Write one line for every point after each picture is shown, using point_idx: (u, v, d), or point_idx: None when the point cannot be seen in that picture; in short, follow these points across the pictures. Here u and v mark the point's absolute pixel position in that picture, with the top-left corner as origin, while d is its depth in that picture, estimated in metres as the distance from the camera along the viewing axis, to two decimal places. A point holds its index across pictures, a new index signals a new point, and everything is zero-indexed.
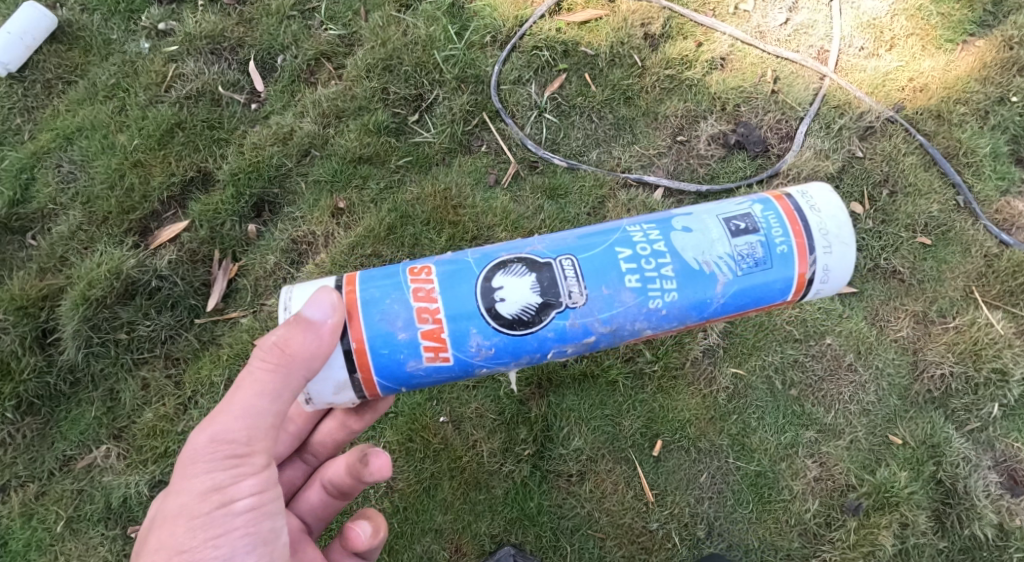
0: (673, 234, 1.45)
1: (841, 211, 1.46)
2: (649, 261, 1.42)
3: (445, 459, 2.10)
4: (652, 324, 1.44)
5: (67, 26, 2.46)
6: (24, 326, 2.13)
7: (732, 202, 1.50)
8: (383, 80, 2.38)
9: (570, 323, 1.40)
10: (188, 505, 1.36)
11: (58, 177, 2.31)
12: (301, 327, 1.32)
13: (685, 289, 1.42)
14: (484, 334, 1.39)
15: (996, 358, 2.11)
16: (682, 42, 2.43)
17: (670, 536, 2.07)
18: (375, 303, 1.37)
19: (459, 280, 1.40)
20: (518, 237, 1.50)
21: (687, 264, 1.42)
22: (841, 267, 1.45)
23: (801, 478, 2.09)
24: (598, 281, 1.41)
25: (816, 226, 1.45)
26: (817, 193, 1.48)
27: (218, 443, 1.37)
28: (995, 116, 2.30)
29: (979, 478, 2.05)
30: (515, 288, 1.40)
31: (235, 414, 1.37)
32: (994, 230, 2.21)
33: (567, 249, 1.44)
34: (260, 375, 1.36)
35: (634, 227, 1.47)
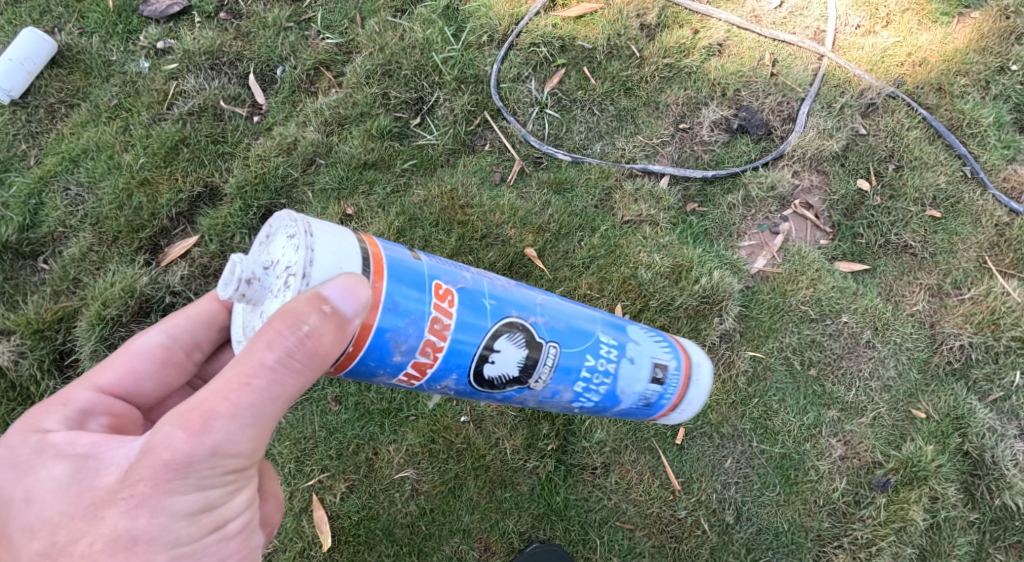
0: (625, 359, 1.48)
1: (708, 368, 1.62)
2: (597, 374, 1.45)
3: (469, 459, 2.10)
4: (539, 398, 1.46)
5: (66, 51, 2.47)
6: (41, 349, 2.16)
7: (660, 341, 1.56)
8: (383, 86, 2.39)
9: (518, 397, 1.43)
10: (169, 527, 1.24)
11: (66, 200, 2.32)
12: (340, 329, 1.18)
13: (605, 403, 1.50)
14: (457, 381, 1.35)
15: (1014, 326, 2.11)
16: (678, 30, 2.42)
17: (699, 523, 2.06)
18: (393, 319, 1.25)
19: (471, 327, 1.32)
20: (522, 290, 1.43)
21: (615, 391, 1.49)
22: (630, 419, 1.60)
23: (827, 457, 2.08)
24: (560, 378, 1.43)
25: (691, 395, 1.58)
26: (704, 372, 1.60)
27: (220, 456, 1.24)
28: (996, 86, 2.30)
29: (1006, 448, 2.04)
30: (508, 355, 1.35)
31: (242, 425, 1.24)
32: (1003, 199, 2.20)
33: (557, 336, 1.41)
34: (272, 376, 1.21)
35: (607, 338, 1.47)
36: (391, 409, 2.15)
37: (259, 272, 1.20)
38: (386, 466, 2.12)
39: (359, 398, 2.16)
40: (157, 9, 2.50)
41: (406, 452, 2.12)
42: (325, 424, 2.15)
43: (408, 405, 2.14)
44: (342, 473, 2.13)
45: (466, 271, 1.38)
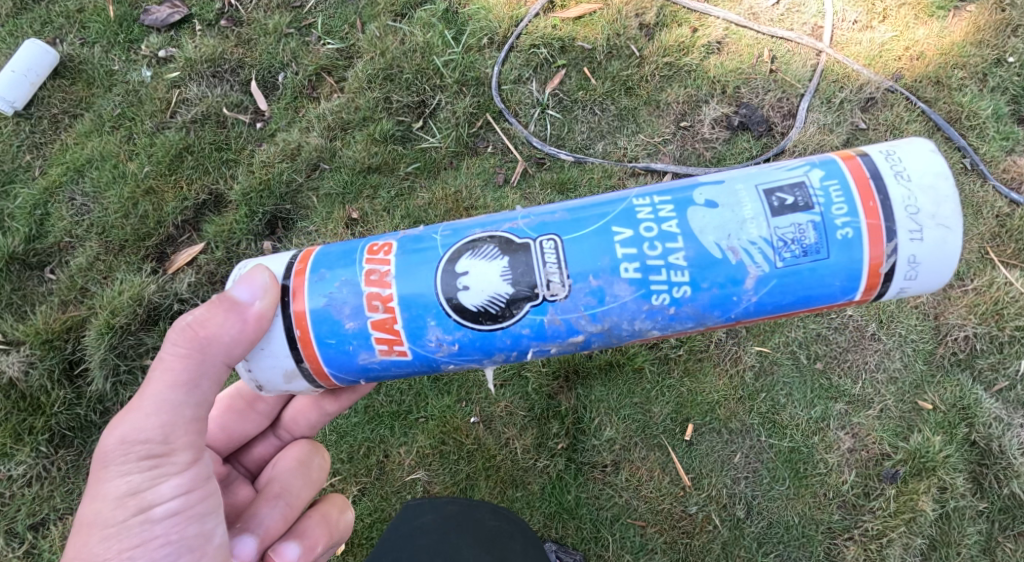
0: (693, 214, 1.34)
1: (937, 179, 1.29)
2: (656, 245, 1.33)
3: (480, 459, 2.12)
4: (592, 310, 1.35)
5: (68, 61, 2.48)
6: (50, 359, 2.16)
7: (786, 169, 1.36)
8: (384, 90, 2.39)
9: (548, 318, 1.36)
10: (104, 512, 1.38)
11: (71, 210, 2.33)
12: (233, 310, 1.37)
13: (701, 281, 1.32)
14: (444, 327, 1.37)
15: (1017, 316, 2.12)
16: (677, 29, 2.44)
17: (710, 518, 2.07)
18: (325, 286, 1.39)
19: (419, 265, 1.39)
20: (501, 212, 1.46)
21: (703, 253, 1.32)
22: (936, 259, 1.29)
23: (835, 450, 2.09)
24: (584, 270, 1.34)
25: (900, 199, 1.29)
26: (910, 151, 1.33)
27: (129, 443, 1.39)
28: (993, 78, 2.31)
29: (1012, 437, 2.05)
30: (483, 274, 1.36)
31: (146, 412, 1.40)
32: (1004, 189, 2.21)
33: (550, 229, 1.38)
34: (168, 367, 1.42)
35: (642, 201, 1.38)
36: (400, 411, 2.16)
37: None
38: (397, 468, 2.14)
39: (368, 401, 2.17)
40: (157, 17, 2.51)
41: (417, 455, 2.13)
42: (336, 427, 2.17)
43: (417, 407, 2.15)
44: (353, 476, 2.14)
45: (417, 227, 1.48)
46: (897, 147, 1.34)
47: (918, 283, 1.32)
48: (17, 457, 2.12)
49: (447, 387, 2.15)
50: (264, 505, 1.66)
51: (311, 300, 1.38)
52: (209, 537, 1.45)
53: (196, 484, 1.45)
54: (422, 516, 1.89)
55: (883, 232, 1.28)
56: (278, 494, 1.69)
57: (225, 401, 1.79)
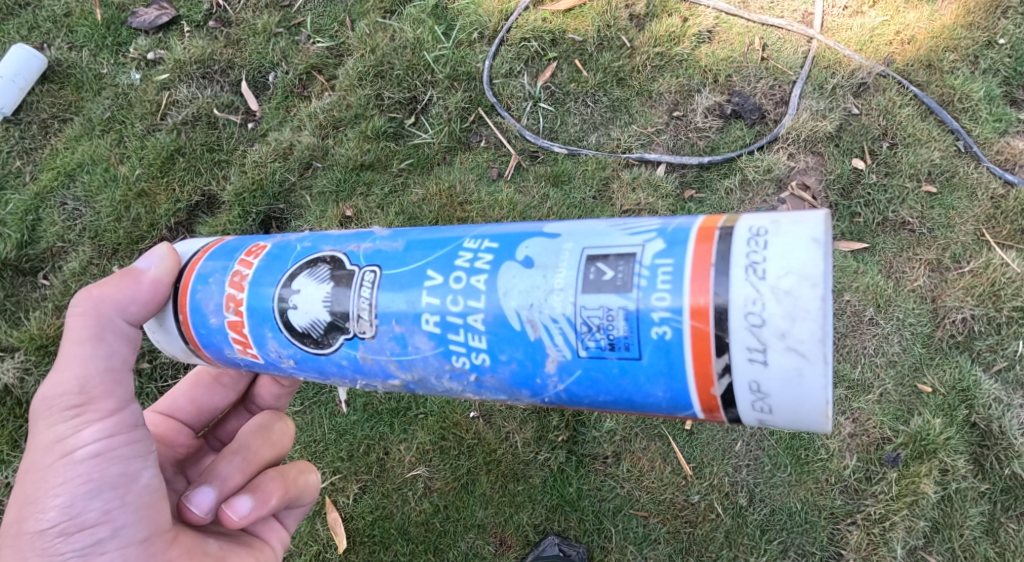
0: (506, 271, 1.11)
1: (816, 264, 0.93)
2: (458, 299, 1.13)
3: (480, 454, 2.11)
4: (396, 355, 1.20)
5: (56, 66, 2.47)
6: (46, 365, 2.16)
7: (633, 228, 1.08)
8: (376, 86, 2.38)
9: (359, 354, 1.23)
10: (34, 460, 1.34)
11: (63, 215, 2.32)
12: (129, 275, 1.39)
13: (497, 352, 1.11)
14: (280, 340, 1.29)
15: (1015, 297, 2.12)
16: (667, 18, 2.42)
17: (713, 507, 2.07)
18: (202, 280, 1.37)
19: (266, 276, 1.31)
20: (363, 231, 1.34)
21: (499, 320, 1.09)
22: (787, 393, 0.95)
23: (836, 435, 2.08)
24: (388, 313, 1.19)
25: (751, 267, 0.95)
26: (787, 235, 0.96)
27: (51, 399, 1.35)
28: (985, 60, 2.31)
29: (1012, 418, 2.06)
30: (310, 296, 1.25)
31: (62, 368, 1.37)
32: (998, 171, 2.21)
33: (377, 259, 1.24)
34: (75, 325, 1.39)
35: (472, 243, 1.18)
36: (399, 408, 2.15)
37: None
38: (398, 465, 2.13)
39: (366, 399, 2.17)
40: (145, 20, 2.49)
41: (417, 451, 2.13)
42: (335, 426, 2.16)
43: (416, 404, 2.15)
44: (354, 474, 2.14)
45: (299, 234, 1.40)
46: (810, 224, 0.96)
47: (781, 414, 0.98)
48: (14, 465, 2.11)
49: None
50: (221, 460, 1.52)
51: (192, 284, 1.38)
52: (134, 478, 1.35)
53: (121, 427, 1.37)
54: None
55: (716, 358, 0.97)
56: (236, 450, 1.54)
57: (192, 375, 1.75)
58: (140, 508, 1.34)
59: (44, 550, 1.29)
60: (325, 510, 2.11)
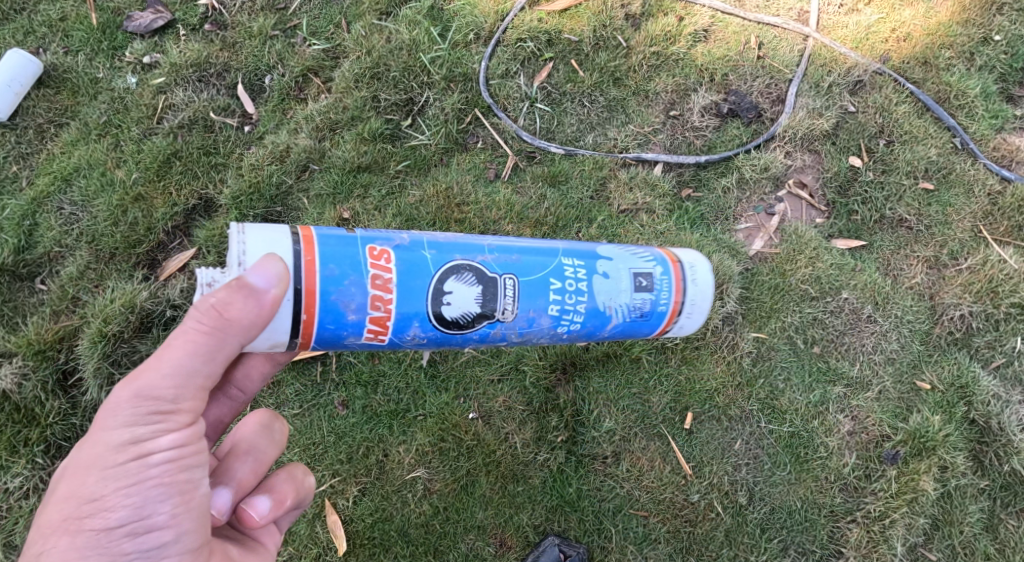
0: (595, 277, 1.57)
1: (710, 285, 1.67)
2: (570, 295, 1.54)
3: (479, 455, 2.11)
4: (518, 330, 1.52)
5: (52, 70, 2.47)
6: (44, 370, 2.15)
7: (641, 255, 1.64)
8: (372, 89, 2.38)
9: (493, 332, 1.51)
10: (102, 456, 1.33)
11: (60, 219, 2.32)
12: (250, 300, 1.28)
13: (585, 324, 1.57)
14: (423, 327, 1.44)
15: (1012, 293, 2.11)
16: (663, 18, 2.42)
17: (713, 506, 2.07)
18: (334, 282, 1.36)
19: (415, 277, 1.43)
20: (468, 239, 1.55)
21: (595, 308, 1.56)
22: (693, 315, 1.66)
23: (835, 433, 2.09)
24: (528, 302, 1.51)
25: (690, 294, 1.64)
26: (699, 273, 1.66)
27: (143, 398, 1.33)
28: (980, 57, 2.31)
29: (1011, 414, 2.05)
30: (462, 294, 1.46)
31: (163, 372, 1.33)
32: (994, 167, 2.21)
33: (511, 267, 1.51)
34: (194, 338, 1.32)
35: (568, 259, 1.56)
36: (399, 410, 2.15)
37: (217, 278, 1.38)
38: (397, 467, 2.13)
39: (366, 401, 2.17)
40: (141, 24, 2.50)
41: (417, 452, 2.13)
42: (334, 428, 2.16)
43: (415, 405, 2.15)
44: (353, 476, 2.13)
45: (402, 234, 1.49)
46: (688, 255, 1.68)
47: (685, 330, 1.69)
48: (13, 469, 2.11)
49: (445, 384, 2.15)
50: (234, 460, 1.55)
51: (321, 285, 1.35)
52: (197, 487, 1.38)
53: (197, 436, 1.39)
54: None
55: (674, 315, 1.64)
56: (246, 450, 1.56)
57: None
58: (201, 519, 1.38)
59: (106, 549, 1.30)
60: (325, 512, 2.12)
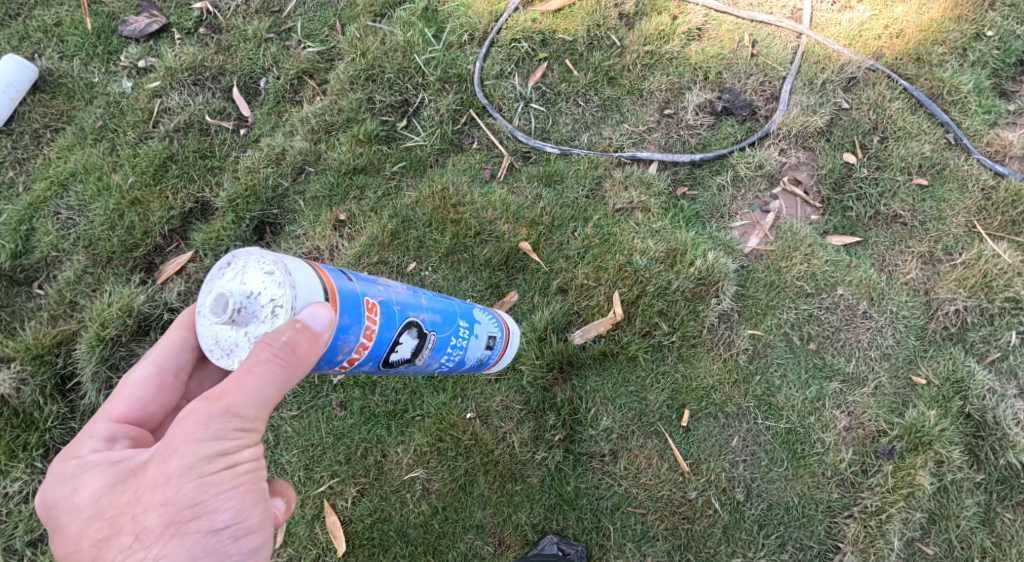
0: (473, 334, 1.75)
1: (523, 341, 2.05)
2: (459, 348, 1.70)
3: (477, 455, 2.12)
4: (417, 370, 1.64)
5: (48, 75, 2.47)
6: (42, 374, 2.16)
7: (493, 315, 1.88)
8: (367, 90, 2.39)
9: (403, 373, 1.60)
10: (194, 466, 1.30)
11: (57, 224, 2.32)
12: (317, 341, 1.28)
13: (457, 368, 1.75)
14: (368, 369, 1.49)
15: (1007, 288, 2.12)
16: (657, 17, 2.43)
17: (711, 503, 2.08)
18: (343, 330, 1.36)
19: (388, 330, 1.47)
20: (409, 291, 1.60)
21: (464, 361, 1.75)
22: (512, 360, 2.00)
23: (832, 429, 2.09)
24: (436, 355, 1.65)
25: (512, 348, 1.97)
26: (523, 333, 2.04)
27: (231, 415, 1.30)
28: (973, 52, 2.31)
29: (1007, 408, 2.06)
30: (405, 347, 1.53)
31: (247, 392, 1.29)
32: (988, 163, 2.22)
33: (433, 324, 1.61)
34: (270, 368, 1.25)
35: (464, 320, 1.72)
36: (397, 410, 2.16)
37: (246, 300, 1.24)
38: (396, 467, 2.13)
39: (363, 402, 2.17)
40: (136, 28, 2.50)
41: (415, 453, 2.14)
42: (332, 429, 2.17)
43: (413, 406, 2.16)
44: (352, 477, 2.14)
45: (381, 284, 1.51)
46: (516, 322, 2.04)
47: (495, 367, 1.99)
48: (13, 474, 2.12)
49: (443, 385, 2.16)
50: None
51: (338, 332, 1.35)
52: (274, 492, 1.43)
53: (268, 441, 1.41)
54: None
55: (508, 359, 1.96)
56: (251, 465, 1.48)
57: (153, 379, 1.54)
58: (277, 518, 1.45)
59: (215, 550, 1.32)
60: (324, 513, 2.13)
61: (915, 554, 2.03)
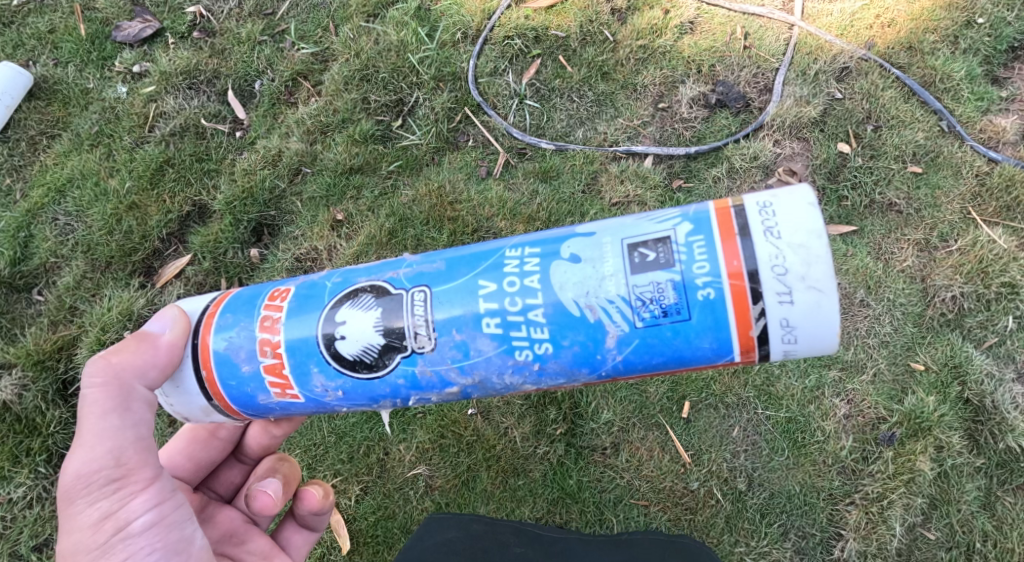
0: (554, 264, 1.27)
1: (814, 234, 1.16)
2: (517, 299, 1.26)
3: (480, 450, 2.13)
4: (457, 360, 1.30)
5: (42, 82, 2.48)
6: (44, 380, 2.17)
7: (654, 222, 1.26)
8: (362, 90, 2.40)
9: (419, 370, 1.32)
10: (84, 541, 1.37)
11: (55, 230, 2.33)
12: (143, 341, 1.38)
13: (559, 338, 1.25)
14: (327, 374, 1.35)
15: (1003, 273, 2.13)
16: (649, 11, 2.44)
17: (712, 493, 2.09)
18: (225, 331, 1.38)
19: (306, 311, 1.36)
20: (396, 259, 1.42)
21: (561, 309, 1.24)
22: (810, 322, 1.16)
23: (832, 417, 2.10)
24: (450, 324, 1.29)
25: (763, 258, 1.16)
26: (787, 202, 1.19)
27: (87, 476, 1.36)
28: (965, 40, 2.32)
29: (1005, 392, 2.07)
30: (359, 324, 1.33)
31: (91, 444, 1.37)
32: (981, 149, 2.23)
33: (424, 280, 1.33)
34: (100, 395, 1.39)
35: (514, 251, 1.31)
36: (397, 408, 2.17)
37: None
38: (398, 465, 2.14)
39: None
40: (130, 33, 2.51)
41: (417, 450, 2.14)
42: (334, 428, 2.18)
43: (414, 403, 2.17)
44: (354, 475, 2.15)
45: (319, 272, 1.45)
46: (793, 196, 1.20)
47: (803, 344, 1.19)
48: (15, 480, 2.12)
49: None
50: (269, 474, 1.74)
51: (215, 340, 1.38)
52: (190, 540, 1.46)
53: (167, 489, 1.44)
54: (446, 534, 1.79)
55: (749, 286, 1.17)
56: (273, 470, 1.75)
57: (188, 431, 1.76)
58: None
59: None
60: None
61: (917, 540, 2.03)
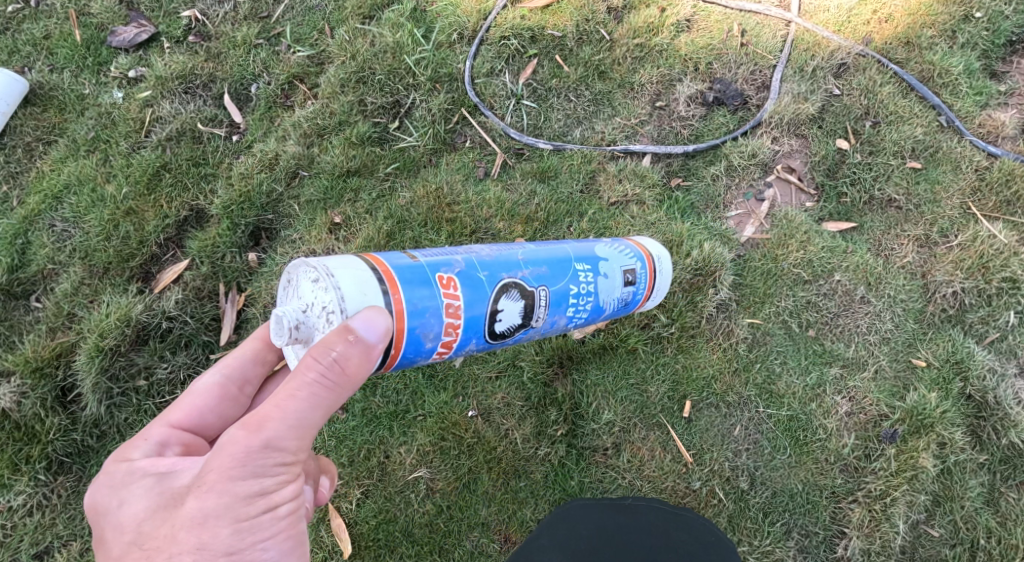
0: (600, 277, 1.71)
1: (665, 273, 1.92)
2: (585, 297, 1.68)
3: (481, 452, 2.12)
4: (542, 331, 1.64)
5: (38, 88, 2.47)
6: (43, 387, 2.15)
7: (625, 252, 1.81)
8: (358, 92, 2.39)
9: (526, 337, 1.61)
10: (232, 507, 1.31)
11: (52, 237, 2.32)
12: (364, 352, 1.29)
13: (591, 318, 1.73)
14: (477, 343, 1.51)
15: (1004, 268, 2.11)
16: (646, 9, 2.42)
17: (715, 492, 2.08)
18: (417, 315, 1.38)
19: (475, 298, 1.47)
20: (504, 250, 1.58)
21: (597, 305, 1.72)
22: (659, 293, 1.92)
23: (833, 415, 2.10)
24: (556, 310, 1.63)
25: (659, 284, 1.90)
26: (664, 264, 1.91)
27: (271, 449, 1.31)
28: (962, 34, 2.31)
29: (1007, 388, 2.05)
30: (511, 311, 1.53)
31: (289, 422, 1.31)
32: (981, 144, 2.22)
33: (543, 280, 1.60)
34: (316, 390, 1.30)
35: (580, 264, 1.68)
36: (398, 411, 2.16)
37: (302, 316, 1.32)
38: (399, 468, 2.14)
39: (365, 404, 2.18)
40: (125, 38, 2.50)
41: (418, 452, 2.14)
42: (334, 432, 2.17)
43: (415, 406, 2.16)
44: (355, 478, 2.14)
45: (456, 255, 1.51)
46: (660, 251, 1.93)
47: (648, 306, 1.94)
48: (15, 488, 2.12)
49: (443, 383, 2.17)
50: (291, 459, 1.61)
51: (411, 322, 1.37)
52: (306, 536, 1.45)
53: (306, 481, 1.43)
54: None
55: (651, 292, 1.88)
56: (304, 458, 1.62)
57: (217, 388, 1.61)
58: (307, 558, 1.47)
59: None
60: (328, 516, 2.12)
61: (920, 537, 2.03)
